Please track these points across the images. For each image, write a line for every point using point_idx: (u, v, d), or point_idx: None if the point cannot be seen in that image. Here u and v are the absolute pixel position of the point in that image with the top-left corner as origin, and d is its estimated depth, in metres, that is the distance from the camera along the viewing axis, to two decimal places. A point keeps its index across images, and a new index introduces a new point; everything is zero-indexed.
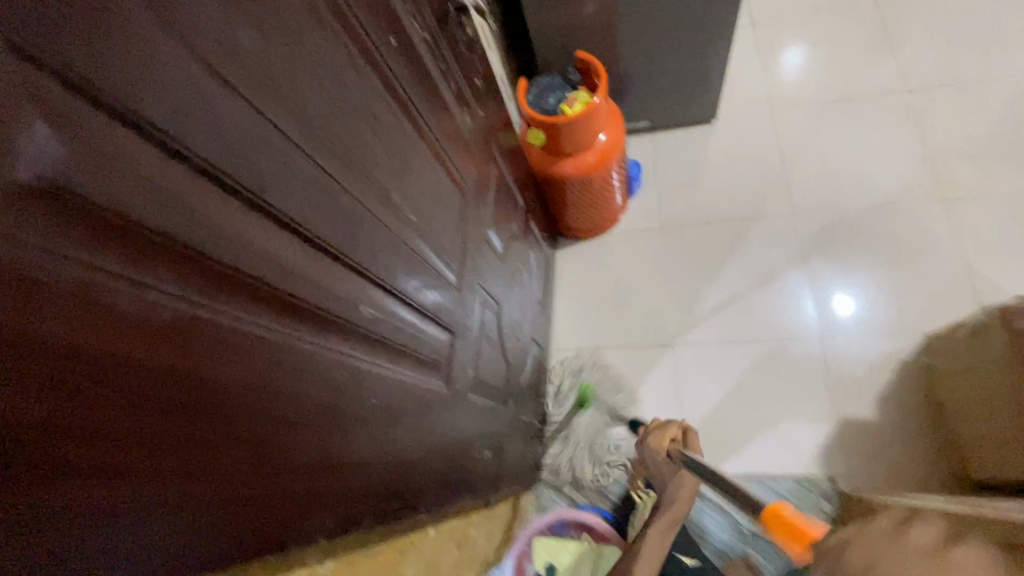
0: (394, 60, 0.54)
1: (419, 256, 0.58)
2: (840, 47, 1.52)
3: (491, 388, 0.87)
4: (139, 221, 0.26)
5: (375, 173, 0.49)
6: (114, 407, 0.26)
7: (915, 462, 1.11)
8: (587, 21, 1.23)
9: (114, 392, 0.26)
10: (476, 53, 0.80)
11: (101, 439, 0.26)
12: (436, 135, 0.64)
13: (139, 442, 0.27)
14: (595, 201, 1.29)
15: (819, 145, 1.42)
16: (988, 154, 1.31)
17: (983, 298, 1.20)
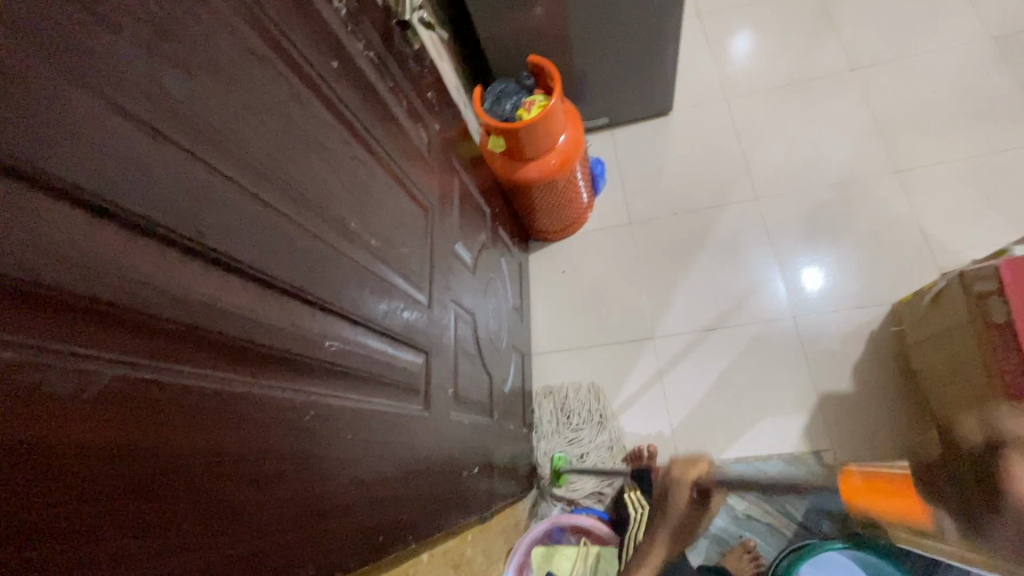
0: (340, 86, 0.53)
1: (385, 281, 0.57)
2: (785, 32, 1.56)
3: (475, 403, 0.86)
4: (70, 289, 0.25)
5: (328, 203, 0.48)
6: (72, 492, 0.25)
7: (896, 429, 1.14)
8: (537, 24, 1.23)
9: (69, 476, 0.24)
10: (426, 68, 0.79)
11: (63, 528, 0.24)
12: (391, 156, 0.63)
13: (105, 524, 0.26)
14: (562, 202, 1.30)
15: (774, 129, 1.45)
16: (935, 124, 1.35)
17: (942, 263, 1.24)
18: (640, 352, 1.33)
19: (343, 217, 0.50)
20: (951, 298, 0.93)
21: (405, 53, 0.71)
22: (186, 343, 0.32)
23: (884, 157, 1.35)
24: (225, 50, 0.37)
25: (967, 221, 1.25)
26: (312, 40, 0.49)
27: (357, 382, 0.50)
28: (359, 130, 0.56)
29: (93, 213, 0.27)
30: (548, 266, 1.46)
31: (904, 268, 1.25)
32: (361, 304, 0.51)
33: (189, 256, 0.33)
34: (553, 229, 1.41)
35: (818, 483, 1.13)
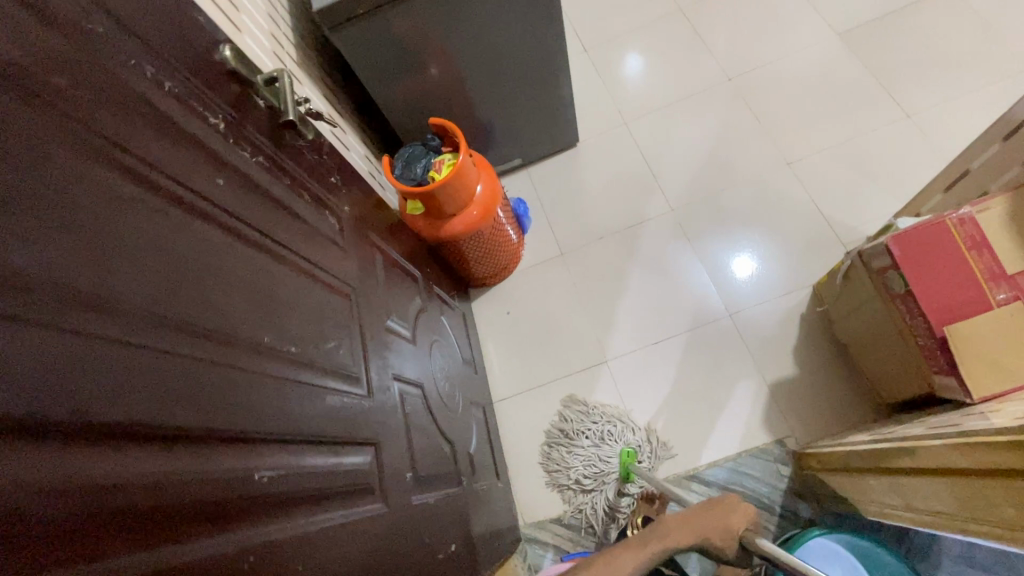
0: (231, 199, 0.52)
1: (317, 385, 0.55)
2: (663, 52, 1.67)
3: (439, 476, 0.83)
4: None
5: (238, 326, 0.46)
6: None
7: (842, 401, 1.21)
8: (433, 83, 1.26)
9: None
10: (325, 153, 0.79)
11: None
12: (302, 253, 0.62)
13: None
14: (492, 248, 1.31)
15: (674, 142, 1.55)
16: (810, 116, 1.49)
17: (844, 239, 1.35)
18: (597, 378, 1.34)
19: (258, 335, 0.48)
20: (858, 275, 1.00)
21: (298, 145, 0.70)
22: (84, 533, 0.29)
23: (775, 152, 1.47)
24: (94, 203, 0.35)
25: (856, 198, 1.37)
26: (192, 163, 0.47)
27: (297, 504, 0.47)
28: (262, 238, 0.55)
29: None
30: (492, 311, 1.46)
31: (815, 250, 1.35)
32: (292, 420, 0.49)
33: (73, 437, 0.30)
34: (490, 275, 1.42)
35: (787, 470, 1.17)
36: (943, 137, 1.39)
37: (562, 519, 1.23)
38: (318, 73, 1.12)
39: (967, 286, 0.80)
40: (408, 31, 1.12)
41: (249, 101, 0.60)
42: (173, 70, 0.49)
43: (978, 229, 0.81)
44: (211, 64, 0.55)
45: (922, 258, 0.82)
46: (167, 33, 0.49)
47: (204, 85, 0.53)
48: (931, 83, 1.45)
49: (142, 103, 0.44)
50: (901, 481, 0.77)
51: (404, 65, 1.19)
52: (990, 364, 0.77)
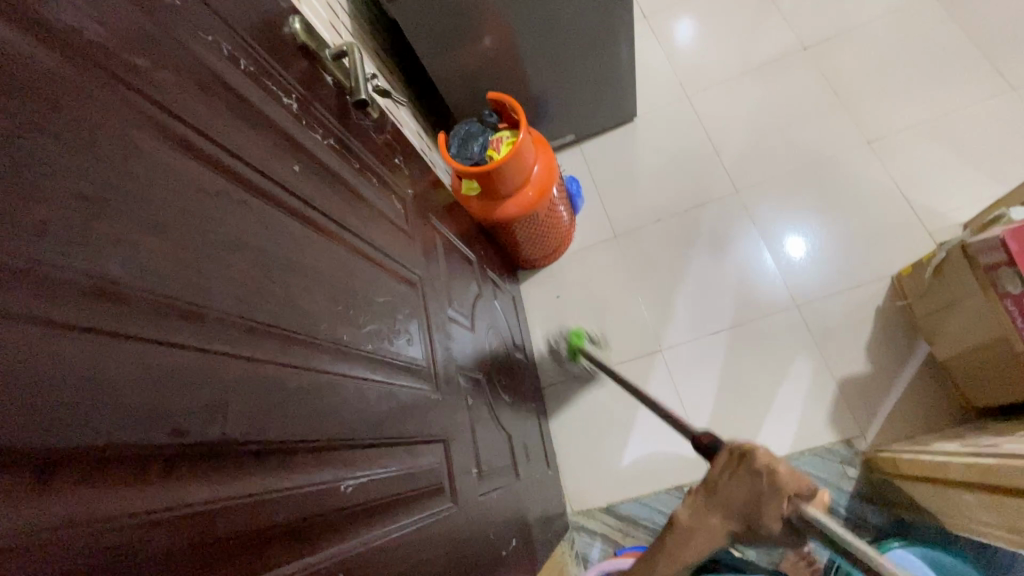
0: (306, 188, 0.49)
1: (391, 383, 0.53)
2: (730, 19, 1.55)
3: (499, 469, 0.81)
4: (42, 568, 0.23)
5: (319, 326, 0.44)
6: None
7: (920, 402, 1.13)
8: (488, 55, 1.19)
9: None
10: (388, 132, 0.75)
11: None
12: (372, 241, 0.59)
13: None
14: (546, 231, 1.26)
15: (739, 118, 1.44)
16: (895, 89, 1.36)
17: (929, 226, 1.24)
18: (649, 367, 1.30)
19: (337, 335, 0.46)
20: (955, 268, 0.91)
21: (364, 125, 0.66)
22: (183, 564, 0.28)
23: (853, 130, 1.35)
24: (176, 196, 0.33)
25: (946, 181, 1.25)
26: (270, 149, 0.45)
27: (376, 514, 0.46)
28: (336, 228, 0.52)
29: (38, 475, 0.24)
30: (541, 294, 1.42)
31: (895, 238, 1.25)
32: (372, 425, 0.47)
33: (166, 467, 0.29)
34: (541, 257, 1.37)
35: (855, 472, 1.11)
36: None
37: (612, 508, 1.21)
38: (372, 45, 1.08)
39: None
40: None
41: (320, 78, 0.57)
42: (248, 47, 0.45)
43: None
44: (284, 39, 0.51)
45: None
46: (242, 6, 0.45)
47: (278, 62, 0.50)
48: None
49: (222, 85, 0.41)
50: (1003, 500, 0.70)
51: (460, 35, 1.13)
52: None
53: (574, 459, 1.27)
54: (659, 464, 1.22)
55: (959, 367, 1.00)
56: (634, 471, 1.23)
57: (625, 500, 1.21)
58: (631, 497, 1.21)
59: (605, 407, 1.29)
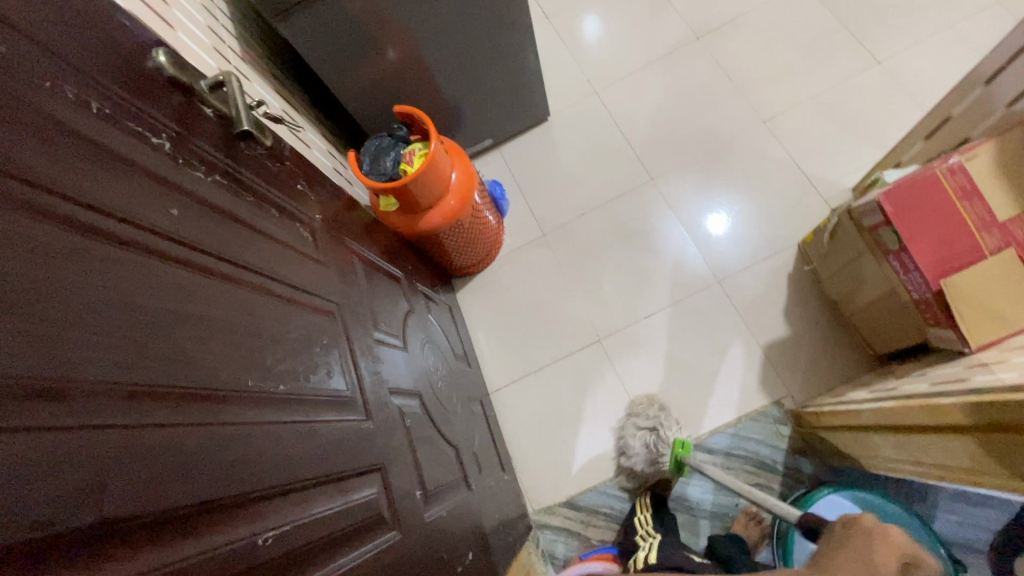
0: (190, 232, 0.46)
1: (311, 422, 0.51)
2: (629, 12, 1.60)
3: (447, 485, 0.80)
4: None
5: (219, 378, 0.42)
6: None
7: (835, 356, 1.22)
8: (393, 66, 1.17)
9: None
10: (287, 159, 0.72)
11: None
12: (279, 276, 0.57)
13: None
14: (473, 237, 1.26)
15: (647, 108, 1.50)
16: (782, 71, 1.46)
17: (825, 194, 1.34)
18: (591, 359, 1.33)
19: (242, 383, 0.44)
20: (847, 231, 1.00)
21: (257, 154, 0.63)
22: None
23: (749, 111, 1.44)
24: (21, 263, 0.30)
25: (833, 151, 1.37)
26: (141, 195, 0.42)
27: (306, 558, 0.45)
28: (235, 270, 0.50)
29: None
30: (479, 300, 1.43)
31: (796, 208, 1.35)
32: (293, 469, 0.46)
33: (41, 562, 0.27)
34: (473, 264, 1.37)
35: (787, 430, 1.19)
36: (913, 81, 1.39)
37: (571, 502, 1.23)
38: (266, 67, 1.03)
39: (959, 237, 0.79)
40: (361, 10, 1.02)
41: (197, 110, 0.53)
42: (102, 88, 0.42)
43: (968, 177, 0.80)
44: (148, 72, 0.47)
45: (916, 213, 0.81)
46: (91, 44, 0.42)
47: (142, 99, 0.46)
48: (899, 27, 1.43)
49: (72, 134, 0.37)
50: (903, 439, 0.77)
51: (360, 48, 1.10)
52: (987, 313, 0.77)
53: (529, 460, 1.28)
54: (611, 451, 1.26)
55: (861, 320, 1.09)
56: (588, 462, 1.26)
57: (582, 492, 1.24)
58: (588, 488, 1.24)
59: (553, 403, 1.31)
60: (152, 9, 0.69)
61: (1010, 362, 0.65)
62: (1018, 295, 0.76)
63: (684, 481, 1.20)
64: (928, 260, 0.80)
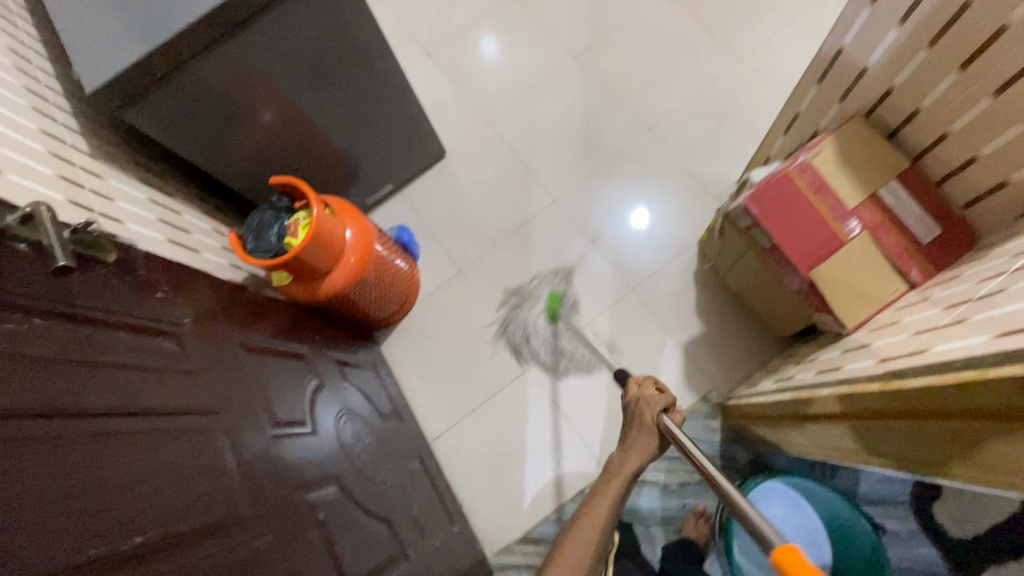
0: (2, 398, 0.41)
1: (184, 564, 0.48)
2: (508, 40, 1.63)
3: (377, 567, 0.77)
4: None
5: (52, 562, 0.39)
6: None
7: (749, 342, 1.29)
8: (268, 133, 1.14)
9: None
10: (140, 266, 0.67)
11: None
12: (135, 409, 0.53)
13: None
14: (384, 289, 1.23)
15: (538, 131, 1.53)
16: (658, 78, 1.53)
17: (715, 191, 1.42)
18: (525, 387, 1.33)
19: (78, 555, 0.41)
20: (730, 231, 1.05)
21: (95, 274, 0.58)
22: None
23: (634, 121, 1.50)
24: None
25: (716, 149, 1.45)
26: None
27: None
28: (68, 424, 0.45)
29: None
30: (404, 349, 1.40)
31: (691, 208, 1.41)
32: None
33: None
34: (391, 314, 1.35)
35: (717, 422, 1.24)
36: (773, 74, 1.49)
37: (527, 537, 1.22)
38: (124, 158, 0.97)
39: (818, 229, 0.85)
40: (218, 85, 0.98)
41: (6, 249, 0.49)
42: None
43: (817, 173, 0.86)
44: None
45: (777, 211, 0.87)
46: None
47: None
48: (753, 25, 1.54)
49: None
50: (802, 426, 0.80)
51: (227, 122, 1.06)
52: (854, 295, 0.83)
53: (480, 503, 1.26)
54: (558, 478, 1.26)
55: (762, 309, 1.15)
56: (538, 493, 1.25)
57: (537, 524, 1.23)
58: (542, 518, 1.23)
59: (494, 440, 1.30)
60: None
61: (873, 347, 0.69)
62: (875, 274, 0.83)
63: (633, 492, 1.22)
64: (799, 254, 0.85)
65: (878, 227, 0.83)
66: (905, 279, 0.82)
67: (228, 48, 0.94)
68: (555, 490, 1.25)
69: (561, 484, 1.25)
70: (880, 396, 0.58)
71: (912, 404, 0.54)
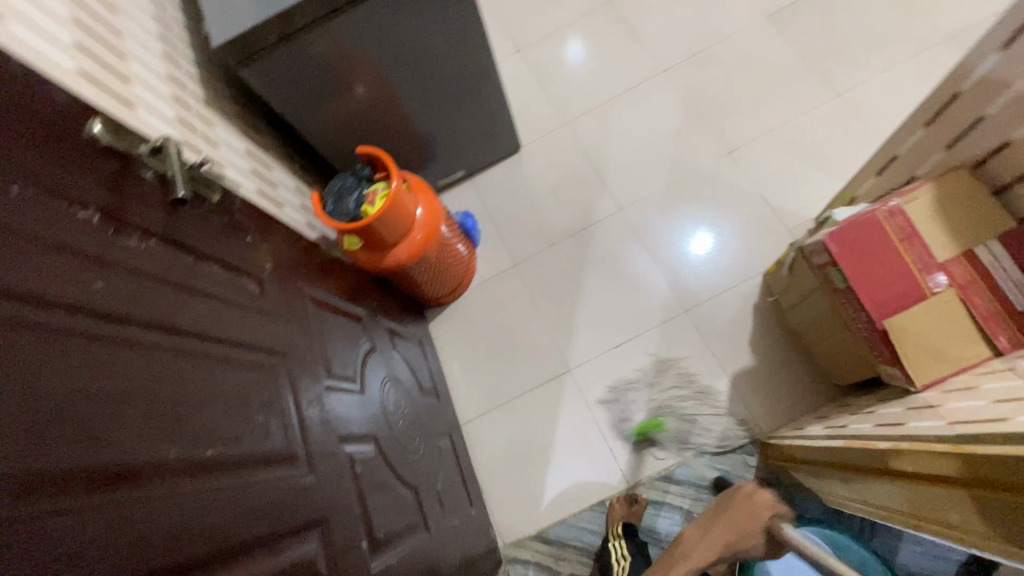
0: (116, 304, 0.46)
1: (240, 484, 0.51)
2: (599, 45, 1.63)
3: (401, 530, 0.80)
4: None
5: (134, 454, 0.42)
6: None
7: (800, 385, 1.24)
8: (360, 105, 1.20)
9: None
10: (236, 210, 0.73)
11: None
12: (217, 336, 0.57)
13: None
14: (442, 269, 1.27)
15: (615, 140, 1.53)
16: (746, 102, 1.49)
17: (789, 225, 1.37)
18: (561, 388, 1.33)
19: (162, 454, 0.44)
20: (801, 267, 1.01)
21: (200, 210, 0.64)
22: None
23: (714, 142, 1.47)
24: None
25: (797, 182, 1.40)
26: (61, 274, 0.42)
27: None
28: (164, 337, 0.50)
29: None
30: (450, 331, 1.44)
31: (761, 238, 1.37)
32: (211, 538, 0.45)
33: None
34: (444, 295, 1.38)
35: (753, 460, 1.20)
36: (872, 112, 1.42)
37: (541, 535, 1.23)
38: (231, 110, 1.05)
39: (901, 278, 0.81)
40: (324, 55, 1.04)
41: (133, 175, 0.54)
42: (25, 168, 0.43)
43: (907, 220, 0.82)
44: (79, 143, 0.49)
45: (858, 253, 0.83)
46: (15, 126, 0.43)
47: (71, 171, 0.47)
48: (858, 59, 1.47)
49: None
50: (851, 477, 0.77)
51: (325, 89, 1.12)
52: (929, 352, 0.79)
53: (500, 493, 1.28)
54: (581, 484, 1.25)
55: (823, 352, 1.11)
56: (558, 495, 1.26)
57: (552, 525, 1.23)
58: (558, 520, 1.23)
59: (523, 435, 1.31)
60: (108, 66, 0.71)
61: (943, 407, 0.66)
62: (958, 335, 0.78)
63: (654, 513, 1.20)
64: (874, 300, 0.81)
65: (969, 284, 0.78)
66: (990, 345, 0.77)
67: (340, 20, 0.99)
68: (575, 495, 1.25)
69: (583, 490, 1.25)
70: (946, 459, 0.55)
71: (986, 473, 0.51)
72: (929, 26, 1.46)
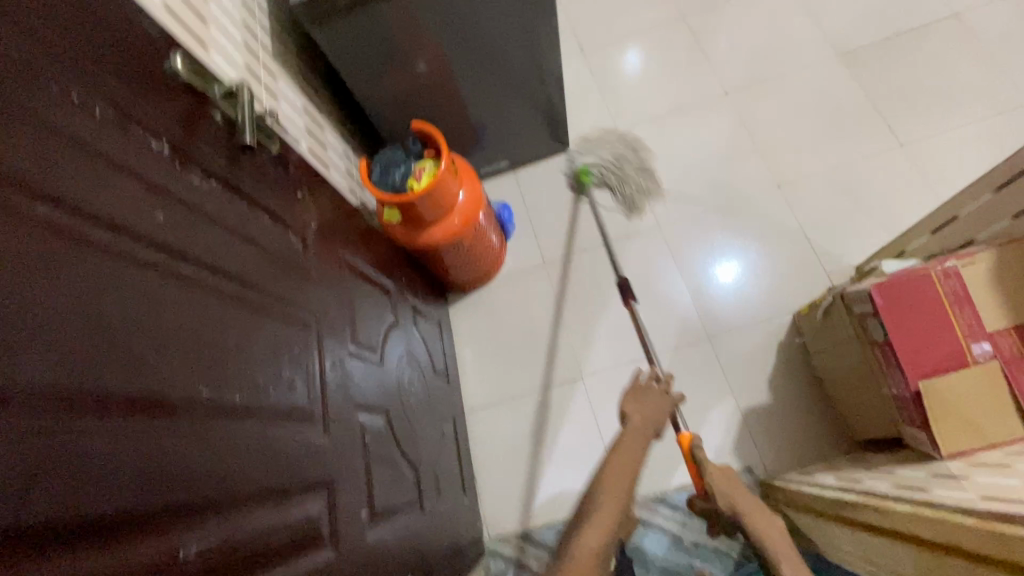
0: (173, 238, 0.47)
1: (260, 435, 0.51)
2: (663, 60, 1.61)
3: (398, 506, 0.80)
4: None
5: (169, 388, 0.42)
6: None
7: (814, 432, 1.22)
8: (419, 81, 1.19)
9: None
10: (291, 165, 0.73)
11: None
12: (258, 285, 0.57)
13: None
14: (474, 256, 1.26)
15: (665, 155, 1.51)
16: (805, 138, 1.46)
17: (829, 270, 1.34)
18: (571, 394, 1.33)
19: (194, 393, 0.44)
20: (839, 313, 0.99)
21: (259, 159, 0.64)
22: None
23: (766, 174, 1.44)
24: None
25: (844, 226, 1.36)
26: (127, 200, 0.42)
27: None
28: (212, 277, 0.50)
29: None
30: (469, 318, 1.44)
31: (798, 278, 1.34)
32: (228, 482, 0.45)
33: None
34: (470, 282, 1.38)
35: None
36: (936, 168, 1.37)
37: (526, 534, 1.22)
38: (296, 66, 1.06)
39: (945, 342, 0.78)
40: (393, 25, 1.04)
41: (205, 115, 0.55)
42: (109, 91, 0.43)
43: (962, 284, 0.79)
44: (160, 74, 0.49)
45: (904, 308, 0.80)
46: (103, 48, 0.43)
47: (148, 102, 0.48)
48: (929, 112, 1.43)
49: (72, 142, 0.38)
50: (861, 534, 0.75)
51: (388, 60, 1.12)
52: (963, 421, 0.77)
53: (493, 485, 1.28)
54: (575, 492, 1.25)
55: (845, 403, 1.08)
56: (551, 498, 1.25)
57: (540, 526, 1.23)
58: (547, 523, 1.23)
59: (526, 433, 1.31)
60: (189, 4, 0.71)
61: (971, 481, 0.64)
62: (995, 409, 0.76)
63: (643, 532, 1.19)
64: (912, 359, 0.79)
65: (1015, 360, 0.76)
66: None
67: None
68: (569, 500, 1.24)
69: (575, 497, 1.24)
70: (969, 531, 0.54)
71: (1009, 552, 0.49)
72: (1008, 89, 1.41)
